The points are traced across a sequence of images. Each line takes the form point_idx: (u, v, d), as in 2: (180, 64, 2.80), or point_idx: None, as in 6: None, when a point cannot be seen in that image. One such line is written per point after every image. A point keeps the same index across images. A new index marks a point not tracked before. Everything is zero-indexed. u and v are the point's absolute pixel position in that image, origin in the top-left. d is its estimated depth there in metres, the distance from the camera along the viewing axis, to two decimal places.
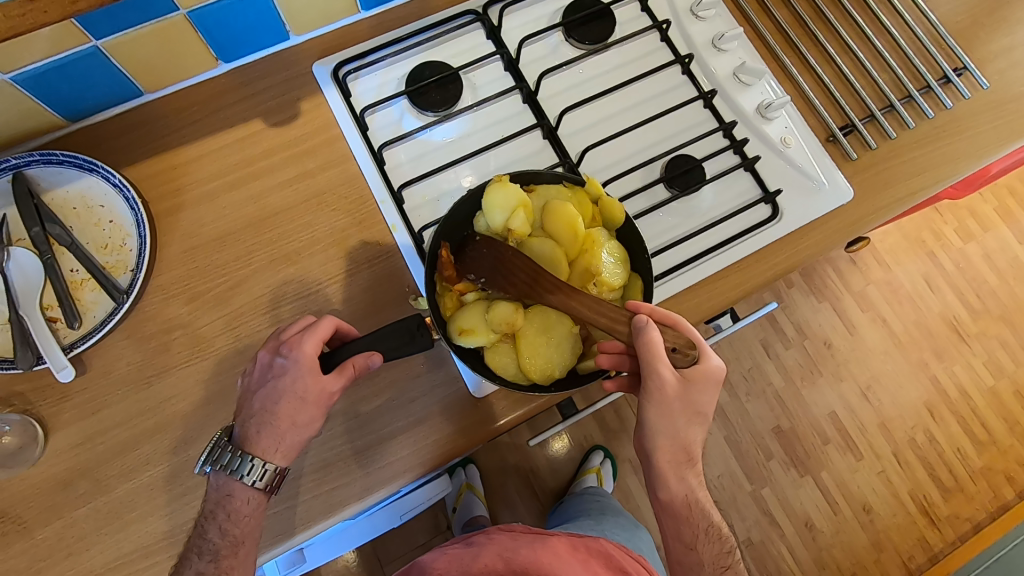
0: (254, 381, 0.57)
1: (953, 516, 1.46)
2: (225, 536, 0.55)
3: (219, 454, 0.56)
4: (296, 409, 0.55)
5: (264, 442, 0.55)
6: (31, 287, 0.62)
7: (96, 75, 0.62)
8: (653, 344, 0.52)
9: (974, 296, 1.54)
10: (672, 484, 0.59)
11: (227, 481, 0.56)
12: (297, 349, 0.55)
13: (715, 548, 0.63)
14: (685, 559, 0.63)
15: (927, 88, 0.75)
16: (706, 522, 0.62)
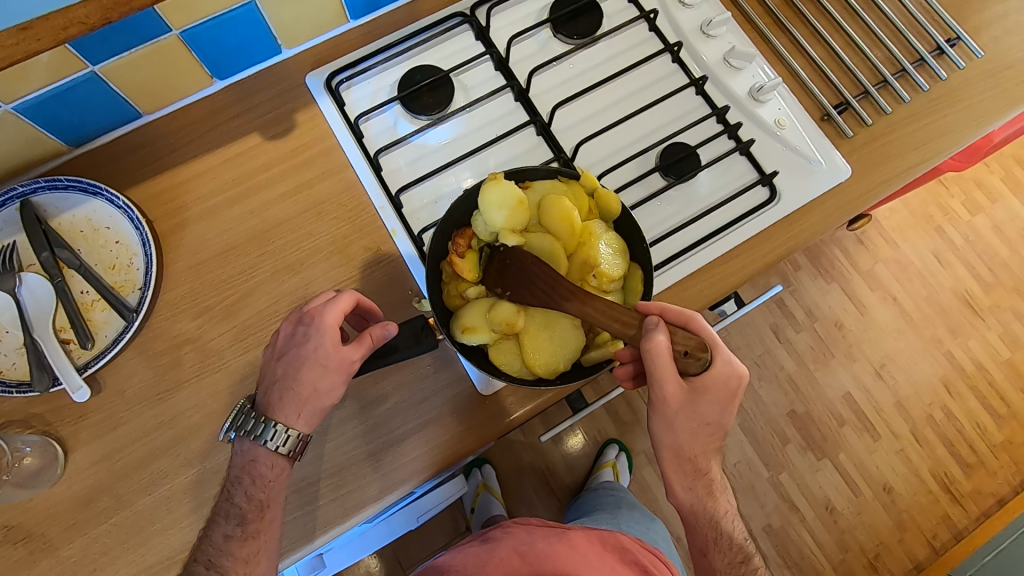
0: (277, 352, 0.57)
1: (976, 491, 1.44)
2: (250, 500, 0.56)
3: (244, 421, 0.57)
4: (318, 376, 0.55)
5: (288, 409, 0.56)
6: (44, 312, 0.63)
7: (95, 100, 0.64)
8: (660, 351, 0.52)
9: (986, 268, 1.52)
10: (682, 497, 0.62)
11: (251, 448, 0.56)
12: (319, 318, 0.55)
13: (727, 555, 0.64)
14: (699, 561, 0.66)
15: (920, 61, 0.75)
16: (722, 532, 0.63)
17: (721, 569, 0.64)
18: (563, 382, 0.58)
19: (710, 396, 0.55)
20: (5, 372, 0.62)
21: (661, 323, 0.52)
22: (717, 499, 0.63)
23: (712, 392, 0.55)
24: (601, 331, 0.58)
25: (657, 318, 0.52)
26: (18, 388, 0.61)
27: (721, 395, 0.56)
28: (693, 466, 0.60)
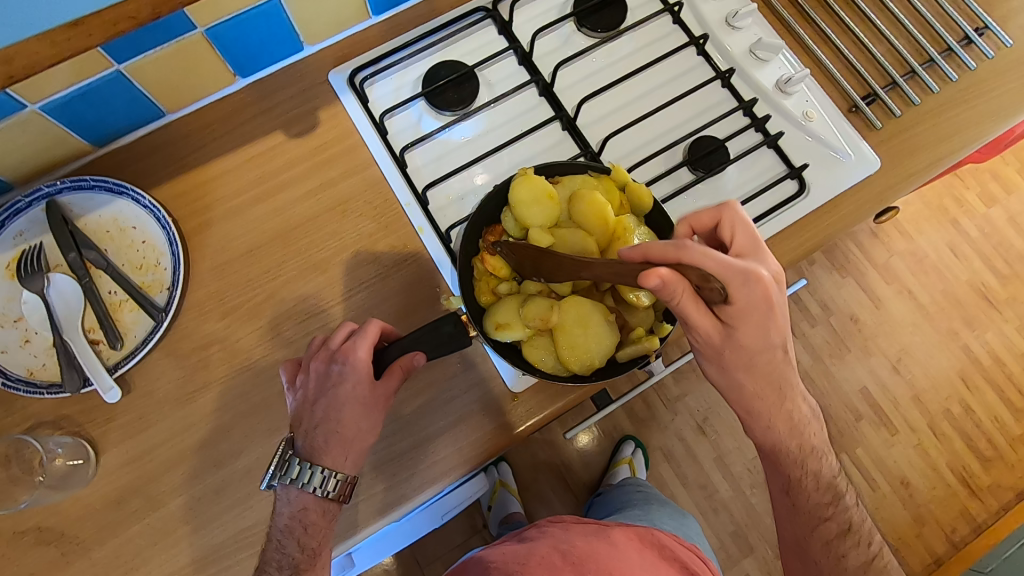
0: (310, 391, 0.58)
1: (995, 485, 1.43)
2: (303, 549, 0.56)
3: (287, 468, 0.57)
4: (360, 415, 0.57)
5: (333, 452, 0.57)
6: (72, 312, 0.63)
7: (120, 99, 0.63)
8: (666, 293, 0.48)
9: (1002, 260, 1.51)
10: (764, 438, 0.61)
11: (299, 495, 0.57)
12: (353, 357, 0.57)
13: (815, 495, 0.63)
14: (782, 502, 0.65)
15: (948, 51, 0.74)
16: (810, 473, 0.63)
17: (804, 510, 0.64)
18: (599, 378, 0.57)
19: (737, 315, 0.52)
20: (34, 373, 0.62)
21: (661, 280, 0.45)
22: (802, 437, 0.61)
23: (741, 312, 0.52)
24: (634, 326, 0.58)
25: (657, 276, 0.45)
26: (49, 389, 0.61)
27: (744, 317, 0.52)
28: (767, 405, 0.59)
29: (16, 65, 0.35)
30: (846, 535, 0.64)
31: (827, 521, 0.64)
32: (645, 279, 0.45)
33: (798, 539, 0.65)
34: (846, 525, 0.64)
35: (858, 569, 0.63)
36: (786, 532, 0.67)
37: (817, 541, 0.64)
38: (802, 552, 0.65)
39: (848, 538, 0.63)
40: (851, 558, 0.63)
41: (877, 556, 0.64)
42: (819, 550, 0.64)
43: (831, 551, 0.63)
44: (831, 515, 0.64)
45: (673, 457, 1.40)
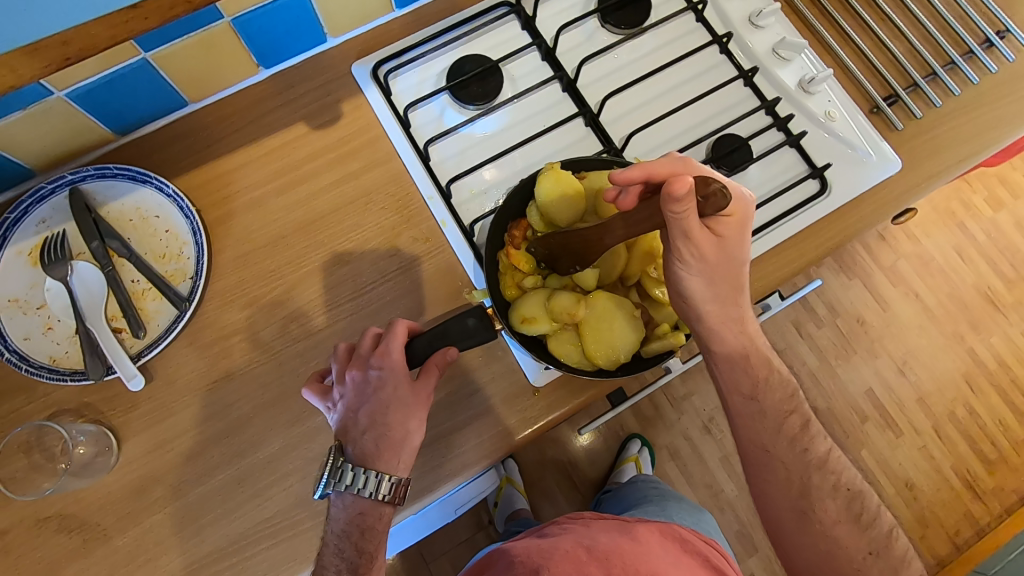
0: (351, 401, 0.57)
1: (998, 488, 1.44)
2: (361, 554, 0.54)
3: (341, 475, 0.54)
4: (408, 416, 0.56)
5: (385, 455, 0.56)
6: (95, 301, 0.63)
7: (145, 88, 0.63)
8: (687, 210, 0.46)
9: (1008, 265, 1.52)
10: (727, 335, 0.58)
11: (353, 500, 0.55)
12: (390, 359, 0.56)
13: (776, 392, 0.60)
14: (746, 409, 0.60)
15: (970, 53, 0.74)
16: (765, 370, 0.60)
17: (770, 410, 0.59)
18: (624, 373, 0.58)
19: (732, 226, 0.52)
20: (57, 360, 0.62)
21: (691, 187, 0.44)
22: (755, 336, 0.59)
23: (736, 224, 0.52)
24: (659, 322, 0.60)
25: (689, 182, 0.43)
26: (72, 376, 0.61)
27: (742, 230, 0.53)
28: (734, 297, 0.56)
29: (73, 46, 0.36)
30: (807, 429, 0.60)
31: (789, 416, 0.60)
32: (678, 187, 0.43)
33: (765, 446, 0.59)
34: (804, 420, 0.61)
35: (822, 462, 0.60)
36: (749, 447, 0.61)
37: (783, 440, 0.59)
38: (768, 461, 0.60)
39: (812, 430, 0.60)
40: (814, 451, 0.60)
41: (834, 452, 0.61)
42: (786, 448, 0.59)
43: (797, 446, 0.59)
44: (793, 408, 0.60)
45: (679, 456, 1.40)
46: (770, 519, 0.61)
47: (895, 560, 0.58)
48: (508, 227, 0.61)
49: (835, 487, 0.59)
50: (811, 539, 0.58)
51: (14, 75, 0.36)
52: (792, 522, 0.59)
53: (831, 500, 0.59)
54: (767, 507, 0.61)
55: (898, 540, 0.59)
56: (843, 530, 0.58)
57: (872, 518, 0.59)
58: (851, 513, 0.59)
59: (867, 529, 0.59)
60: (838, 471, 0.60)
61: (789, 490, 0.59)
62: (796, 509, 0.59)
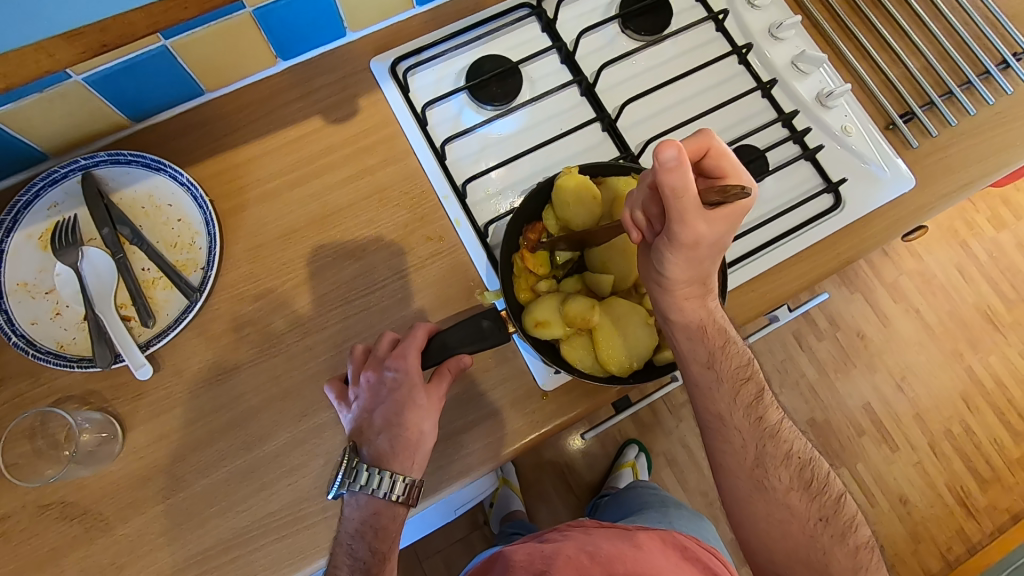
0: (366, 403, 0.57)
1: (991, 506, 1.45)
2: (374, 554, 0.54)
3: (356, 474, 0.54)
4: (423, 417, 0.56)
5: (400, 455, 0.55)
6: (105, 288, 0.62)
7: (163, 75, 0.63)
8: (678, 182, 0.44)
9: (1008, 286, 1.52)
10: (688, 308, 0.56)
11: (368, 500, 0.55)
12: (406, 361, 0.57)
13: (732, 361, 0.59)
14: (702, 378, 0.58)
15: (986, 73, 0.74)
16: (723, 339, 0.58)
17: (725, 377, 0.58)
18: (635, 381, 0.58)
19: (730, 221, 0.49)
20: (65, 347, 0.61)
21: (680, 151, 0.42)
22: (714, 309, 0.57)
23: (734, 216, 0.49)
24: None
25: (677, 146, 0.42)
26: (79, 363, 0.60)
27: (736, 221, 0.49)
28: (701, 279, 0.54)
29: (111, 34, 0.36)
30: (761, 398, 0.60)
31: (744, 384, 0.59)
32: (666, 150, 0.42)
33: (721, 414, 0.59)
34: (759, 388, 0.60)
35: (775, 431, 0.59)
36: (706, 416, 0.60)
37: (738, 409, 0.58)
38: (724, 430, 0.59)
39: (765, 398, 0.60)
40: (768, 420, 0.59)
41: (786, 420, 0.61)
42: (741, 416, 0.58)
43: (751, 415, 0.59)
44: (748, 376, 0.59)
45: (676, 463, 1.40)
46: (724, 489, 0.60)
47: (843, 527, 0.58)
48: (522, 231, 0.61)
49: (788, 455, 0.59)
50: (764, 509, 0.58)
51: (53, 60, 0.36)
52: (746, 492, 0.58)
53: (783, 468, 0.58)
54: (723, 478, 0.60)
55: (845, 505, 0.59)
56: (796, 497, 0.58)
57: (821, 485, 0.59)
58: (803, 480, 0.58)
59: (817, 496, 0.59)
60: (790, 440, 0.60)
61: (745, 461, 0.58)
62: (752, 478, 0.58)
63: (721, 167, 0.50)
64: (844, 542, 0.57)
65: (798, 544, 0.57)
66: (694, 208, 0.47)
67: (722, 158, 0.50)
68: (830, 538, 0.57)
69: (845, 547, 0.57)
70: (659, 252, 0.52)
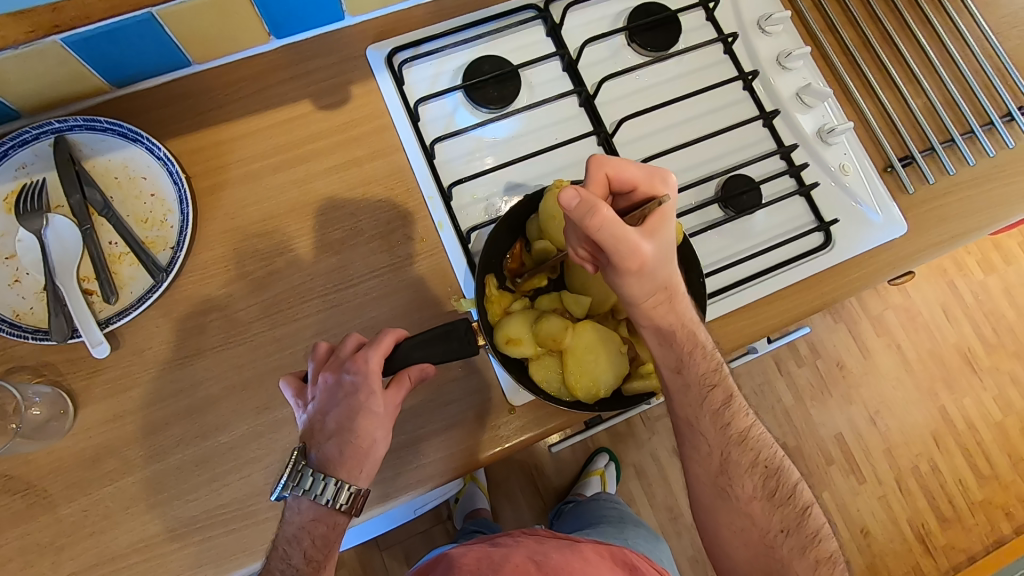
0: (320, 404, 0.55)
1: (949, 546, 1.46)
2: (309, 562, 0.53)
3: (299, 478, 0.53)
4: (375, 426, 0.55)
5: (348, 463, 0.54)
6: (68, 258, 0.60)
7: (148, 42, 0.59)
8: (596, 219, 0.44)
9: (990, 329, 1.53)
10: (658, 315, 0.53)
11: (310, 505, 0.54)
12: (365, 366, 0.55)
13: (701, 367, 0.56)
14: (671, 383, 0.57)
15: (990, 124, 0.73)
16: (692, 344, 0.55)
17: (693, 383, 0.56)
18: (601, 409, 0.58)
19: (663, 226, 0.49)
20: (21, 315, 0.59)
21: (579, 194, 0.43)
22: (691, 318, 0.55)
23: (664, 220, 0.49)
24: (645, 360, 0.60)
25: (572, 190, 0.43)
26: (34, 334, 0.59)
27: (670, 223, 0.49)
28: (664, 287, 0.52)
29: (65, 14, 0.39)
30: (730, 403, 0.58)
31: (712, 389, 0.57)
32: (563, 197, 0.43)
33: (688, 419, 0.58)
34: (729, 394, 0.58)
35: (742, 438, 0.58)
36: (675, 420, 0.59)
37: (704, 414, 0.57)
38: (692, 435, 0.58)
39: (733, 404, 0.58)
40: (735, 426, 0.58)
41: (756, 426, 0.59)
42: (707, 422, 0.58)
43: (717, 421, 0.58)
44: (716, 382, 0.58)
45: (645, 476, 1.40)
46: (690, 490, 0.61)
47: (805, 539, 0.57)
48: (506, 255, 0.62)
49: (753, 463, 0.58)
50: (726, 517, 0.58)
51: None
52: (709, 498, 0.58)
53: (747, 476, 0.58)
54: (689, 480, 0.60)
55: (812, 518, 0.58)
56: (758, 506, 0.57)
57: (786, 494, 0.58)
58: (766, 490, 0.58)
59: (781, 506, 0.58)
60: (758, 448, 0.59)
61: (708, 467, 0.58)
62: (715, 485, 0.58)
63: (632, 179, 0.51)
64: (804, 555, 0.56)
65: (757, 554, 0.56)
66: (629, 232, 0.46)
67: (626, 173, 0.50)
68: (789, 551, 0.56)
69: (804, 560, 0.56)
70: (613, 279, 0.51)
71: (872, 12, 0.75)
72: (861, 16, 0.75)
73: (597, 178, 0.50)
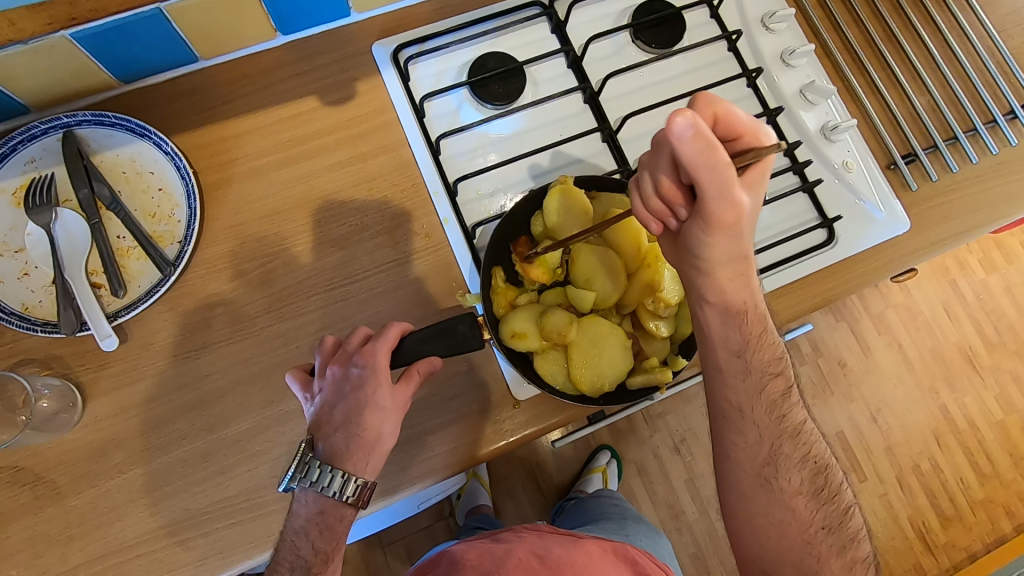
0: (328, 396, 0.56)
1: (950, 544, 1.46)
2: (317, 553, 0.54)
3: (306, 470, 0.54)
4: (381, 419, 0.55)
5: (355, 455, 0.55)
6: (76, 251, 0.61)
7: (156, 38, 0.60)
8: (706, 151, 0.42)
9: (991, 328, 1.53)
10: (729, 288, 0.53)
11: (317, 497, 0.54)
12: (372, 359, 0.55)
13: (766, 354, 0.57)
14: (729, 366, 0.56)
15: (993, 122, 0.73)
16: (758, 329, 0.56)
17: (755, 369, 0.56)
18: (606, 404, 0.58)
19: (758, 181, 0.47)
20: (30, 309, 0.60)
21: (695, 119, 0.40)
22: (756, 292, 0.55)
23: (759, 177, 0.47)
24: (649, 355, 0.60)
25: (688, 114, 0.40)
26: (43, 327, 0.59)
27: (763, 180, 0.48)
28: (741, 255, 0.51)
29: (81, 8, 0.40)
30: (787, 395, 0.58)
31: (773, 379, 0.57)
32: (677, 119, 0.40)
33: (742, 406, 0.57)
34: (787, 386, 0.59)
35: (795, 431, 0.58)
36: (724, 408, 0.58)
37: (761, 402, 0.57)
38: (741, 422, 0.57)
39: (791, 397, 0.58)
40: (790, 418, 0.58)
41: (807, 422, 0.60)
42: (763, 411, 0.57)
43: (772, 411, 0.57)
44: (778, 372, 0.58)
45: (646, 473, 1.40)
46: (724, 480, 0.59)
47: (845, 539, 0.58)
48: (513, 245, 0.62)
49: (803, 458, 0.58)
50: (765, 509, 0.57)
51: (15, 28, 0.41)
52: (750, 488, 0.57)
53: (796, 470, 0.58)
54: (727, 472, 0.59)
55: (850, 518, 0.59)
56: (801, 501, 0.57)
57: (831, 493, 0.59)
58: (813, 486, 0.58)
59: (825, 504, 0.58)
60: (808, 443, 0.59)
61: (756, 458, 0.57)
62: (758, 476, 0.57)
63: (738, 126, 0.47)
64: (841, 554, 0.57)
65: (794, 547, 0.57)
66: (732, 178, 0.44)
67: (735, 119, 0.46)
68: (828, 548, 0.57)
69: (841, 559, 0.57)
70: (693, 232, 0.49)
71: (876, 10, 0.75)
72: (864, 14, 0.75)
73: (703, 114, 0.46)
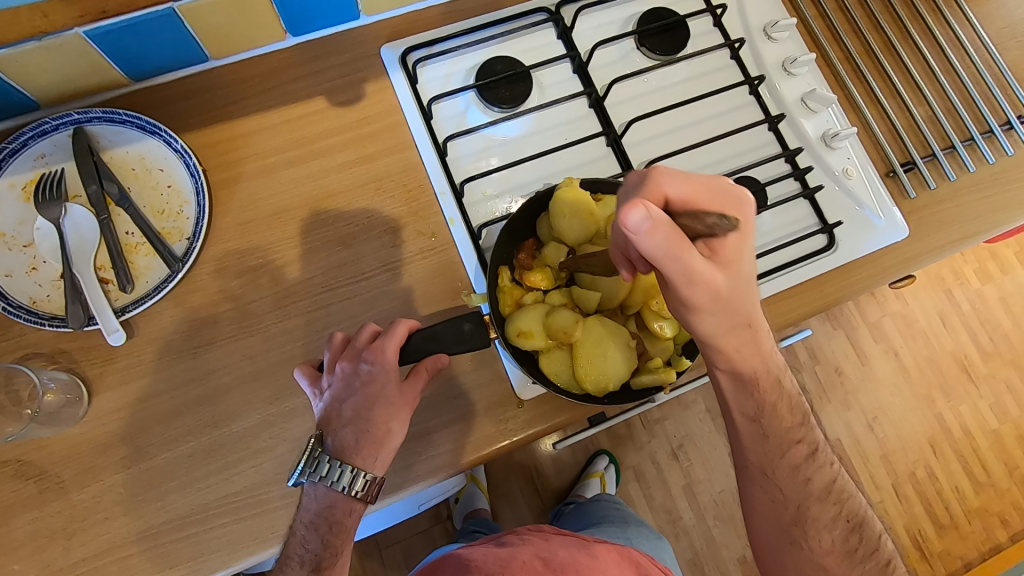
0: (337, 392, 0.56)
1: (946, 552, 1.47)
2: (326, 548, 0.54)
3: (316, 465, 0.54)
4: (391, 415, 0.55)
5: (364, 451, 0.55)
6: (85, 246, 0.61)
7: (168, 37, 0.61)
8: (663, 243, 0.42)
9: (986, 337, 1.55)
10: (741, 354, 0.52)
11: (326, 492, 0.55)
12: (382, 356, 0.56)
13: (784, 420, 0.57)
14: (746, 432, 0.56)
15: (990, 132, 0.74)
16: (774, 393, 0.55)
17: (773, 434, 0.56)
18: (610, 403, 0.59)
19: (735, 254, 0.46)
20: (37, 303, 0.60)
21: (646, 214, 0.41)
22: (769, 356, 0.54)
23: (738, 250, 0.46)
24: (653, 355, 0.60)
25: (639, 209, 0.41)
26: (50, 321, 0.59)
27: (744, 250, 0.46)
28: (743, 321, 0.50)
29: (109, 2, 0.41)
30: (812, 456, 0.58)
31: (796, 442, 0.57)
32: (628, 215, 0.41)
33: (764, 470, 0.57)
34: (812, 445, 0.58)
35: (822, 491, 0.58)
36: (746, 470, 0.58)
37: (784, 465, 0.57)
38: (766, 484, 0.57)
39: (816, 456, 0.58)
40: (817, 479, 0.58)
41: (838, 477, 0.59)
42: (785, 474, 0.57)
43: (796, 474, 0.57)
44: (800, 434, 0.57)
45: (644, 478, 1.40)
46: (756, 535, 0.60)
47: None
48: (518, 251, 0.63)
49: (834, 516, 0.58)
50: (798, 567, 0.57)
51: (46, 20, 0.42)
52: (781, 546, 0.58)
53: (826, 529, 0.57)
54: (760, 530, 0.59)
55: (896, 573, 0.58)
56: (834, 560, 0.57)
57: (868, 549, 0.58)
58: (846, 545, 0.57)
59: (862, 561, 0.57)
60: (840, 500, 0.58)
61: (782, 518, 0.57)
62: (787, 535, 0.57)
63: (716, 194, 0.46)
64: None
65: None
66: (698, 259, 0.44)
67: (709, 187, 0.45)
68: None
69: None
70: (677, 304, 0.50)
71: (875, 21, 0.77)
72: (864, 25, 0.76)
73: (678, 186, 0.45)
